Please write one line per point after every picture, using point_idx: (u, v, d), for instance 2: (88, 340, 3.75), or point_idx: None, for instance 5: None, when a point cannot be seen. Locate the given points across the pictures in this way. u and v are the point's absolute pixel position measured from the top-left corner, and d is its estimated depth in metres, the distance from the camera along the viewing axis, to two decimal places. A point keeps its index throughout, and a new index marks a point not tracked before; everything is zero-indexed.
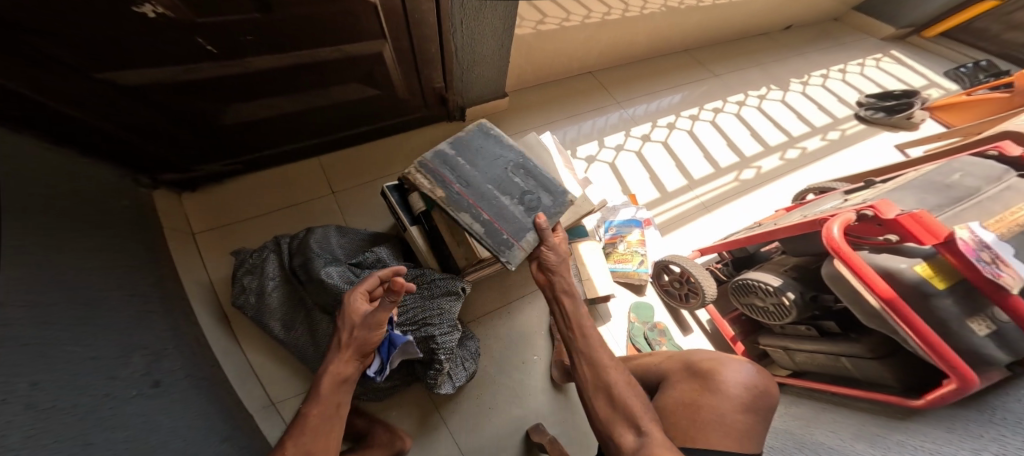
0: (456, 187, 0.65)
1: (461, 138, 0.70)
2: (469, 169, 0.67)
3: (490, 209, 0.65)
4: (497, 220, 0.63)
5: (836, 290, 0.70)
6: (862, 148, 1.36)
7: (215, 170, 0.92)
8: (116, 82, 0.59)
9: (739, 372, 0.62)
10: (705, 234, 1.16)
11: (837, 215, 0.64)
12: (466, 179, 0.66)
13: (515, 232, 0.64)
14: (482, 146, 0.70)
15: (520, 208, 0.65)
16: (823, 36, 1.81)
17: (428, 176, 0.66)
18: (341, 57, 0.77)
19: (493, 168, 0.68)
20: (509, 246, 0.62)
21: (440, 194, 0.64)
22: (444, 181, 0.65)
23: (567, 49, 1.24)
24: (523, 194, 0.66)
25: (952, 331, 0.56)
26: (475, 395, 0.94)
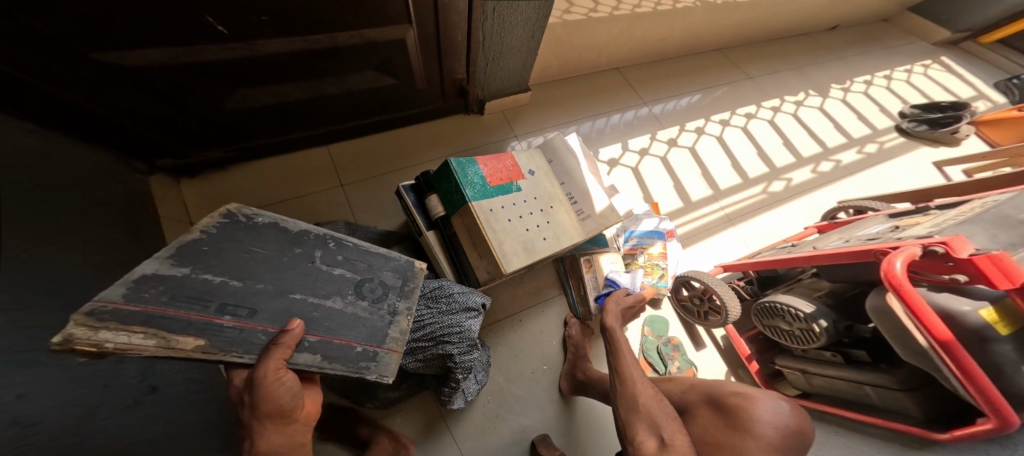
0: (250, 318, 0.40)
1: (202, 236, 0.42)
2: (193, 281, 0.38)
3: (341, 331, 0.48)
4: (343, 329, 0.48)
5: (881, 325, 0.67)
6: (900, 163, 1.30)
7: (216, 156, 0.86)
8: (111, 62, 0.53)
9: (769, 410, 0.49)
10: (728, 249, 1.11)
11: (900, 248, 0.58)
12: (197, 301, 0.37)
13: (372, 335, 0.51)
14: (242, 241, 0.45)
15: (373, 307, 0.53)
16: (869, 38, 1.72)
17: (150, 311, 0.33)
18: (361, 42, 0.71)
19: (272, 265, 0.46)
20: (373, 357, 0.50)
21: (203, 344, 0.35)
22: (182, 322, 0.35)
23: (596, 43, 1.17)
24: (359, 287, 0.53)
25: (1008, 379, 0.52)
26: (481, 405, 0.91)
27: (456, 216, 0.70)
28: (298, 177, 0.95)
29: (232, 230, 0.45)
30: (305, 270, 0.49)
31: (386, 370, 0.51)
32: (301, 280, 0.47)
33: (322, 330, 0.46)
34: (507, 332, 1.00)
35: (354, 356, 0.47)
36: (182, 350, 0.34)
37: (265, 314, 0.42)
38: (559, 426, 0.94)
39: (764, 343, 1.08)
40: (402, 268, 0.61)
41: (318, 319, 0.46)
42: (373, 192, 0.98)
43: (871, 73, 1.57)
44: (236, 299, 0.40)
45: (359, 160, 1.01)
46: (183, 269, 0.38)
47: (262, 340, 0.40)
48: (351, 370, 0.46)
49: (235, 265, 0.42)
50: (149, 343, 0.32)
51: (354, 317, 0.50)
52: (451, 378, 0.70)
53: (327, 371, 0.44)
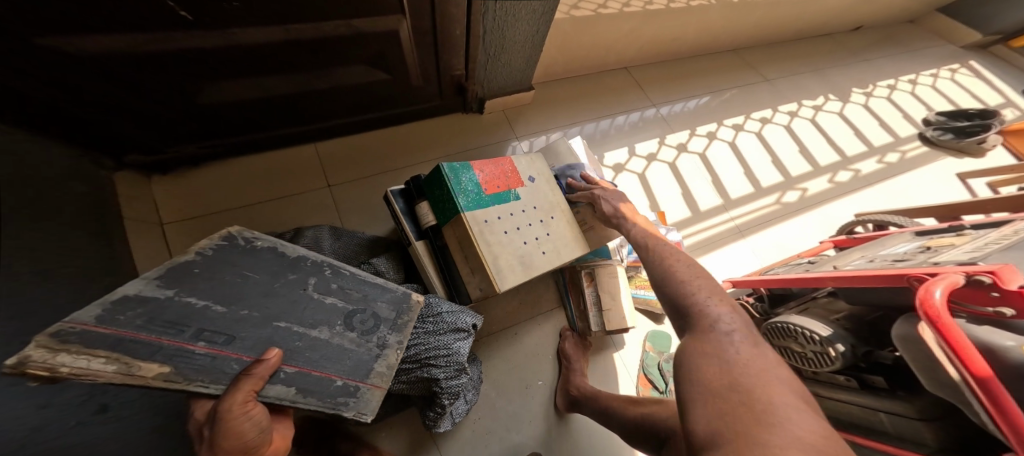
0: (226, 346, 0.37)
1: (196, 258, 0.38)
2: (173, 305, 0.35)
3: (323, 363, 0.44)
4: (327, 361, 0.44)
5: (907, 353, 0.61)
6: (921, 174, 1.23)
7: (190, 152, 0.80)
8: (66, 51, 0.48)
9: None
10: (738, 263, 1.05)
11: (940, 275, 0.52)
12: (173, 326, 0.34)
13: (355, 368, 0.47)
14: (237, 265, 0.41)
15: (360, 339, 0.49)
16: (893, 41, 1.65)
17: (121, 334, 0.31)
18: (350, 33, 0.65)
19: (264, 291, 0.42)
20: (354, 392, 0.46)
21: (167, 371, 0.32)
22: (151, 347, 0.32)
23: (604, 41, 1.11)
24: (350, 319, 0.49)
25: None
26: (470, 423, 0.86)
27: (447, 226, 0.65)
28: (283, 176, 0.89)
29: (227, 251, 0.41)
30: (295, 298, 0.44)
31: (365, 408, 0.47)
32: (290, 307, 0.44)
33: (302, 361, 0.42)
34: (501, 345, 0.95)
35: (332, 391, 0.44)
36: (143, 376, 0.31)
37: (244, 342, 0.38)
38: (553, 444, 0.89)
39: None
40: (402, 300, 0.55)
41: (301, 349, 0.42)
42: (363, 194, 0.93)
43: (895, 77, 1.50)
44: (216, 325, 0.37)
45: (349, 159, 0.95)
46: (162, 292, 0.35)
47: (234, 369, 0.37)
48: (326, 407, 0.43)
49: (224, 290, 0.39)
50: (109, 368, 0.29)
51: (340, 350, 0.46)
52: (437, 402, 0.65)
53: (300, 406, 0.40)
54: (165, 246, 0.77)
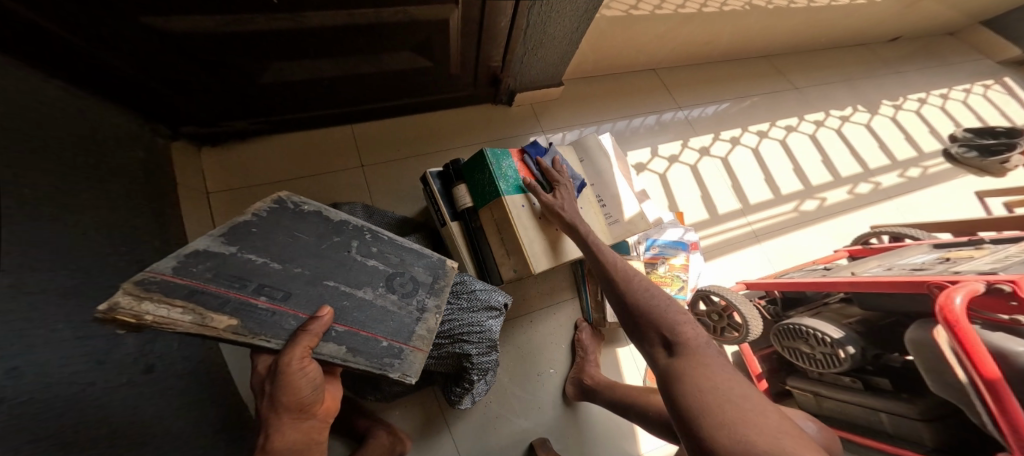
0: (284, 302, 0.40)
1: (251, 219, 0.44)
2: (238, 260, 0.40)
3: (366, 321, 0.45)
4: (370, 323, 0.45)
5: (916, 356, 0.64)
6: (940, 190, 1.25)
7: (241, 127, 0.84)
8: (154, 25, 0.52)
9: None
10: (753, 266, 1.06)
11: (960, 282, 0.54)
12: (238, 281, 0.39)
13: (399, 331, 0.48)
14: (287, 227, 0.46)
15: (397, 300, 0.49)
16: (928, 53, 1.66)
17: (194, 285, 0.36)
18: (404, 20, 0.68)
19: (313, 252, 0.46)
20: (398, 354, 0.46)
21: (235, 324, 0.36)
22: (219, 299, 0.36)
23: (636, 41, 1.12)
24: (390, 280, 0.50)
25: None
26: (482, 404, 0.90)
27: (485, 208, 0.68)
28: (319, 155, 0.92)
29: (281, 215, 0.46)
30: (341, 259, 0.47)
31: (409, 370, 0.46)
32: (337, 268, 0.46)
33: (349, 320, 0.44)
34: (516, 331, 0.99)
35: (379, 351, 0.44)
36: (216, 327, 0.35)
37: (299, 298, 0.41)
38: (559, 430, 0.93)
39: (777, 363, 1.00)
40: (433, 265, 0.57)
41: (347, 308, 0.44)
42: (392, 177, 0.95)
43: (926, 91, 1.50)
44: (274, 282, 0.41)
45: (382, 142, 0.98)
46: (225, 250, 0.40)
47: (290, 325, 0.39)
48: (374, 367, 0.43)
49: (277, 249, 0.43)
50: (186, 318, 0.33)
51: (384, 310, 0.48)
52: (465, 378, 0.68)
53: (351, 365, 0.41)
54: (210, 214, 0.81)
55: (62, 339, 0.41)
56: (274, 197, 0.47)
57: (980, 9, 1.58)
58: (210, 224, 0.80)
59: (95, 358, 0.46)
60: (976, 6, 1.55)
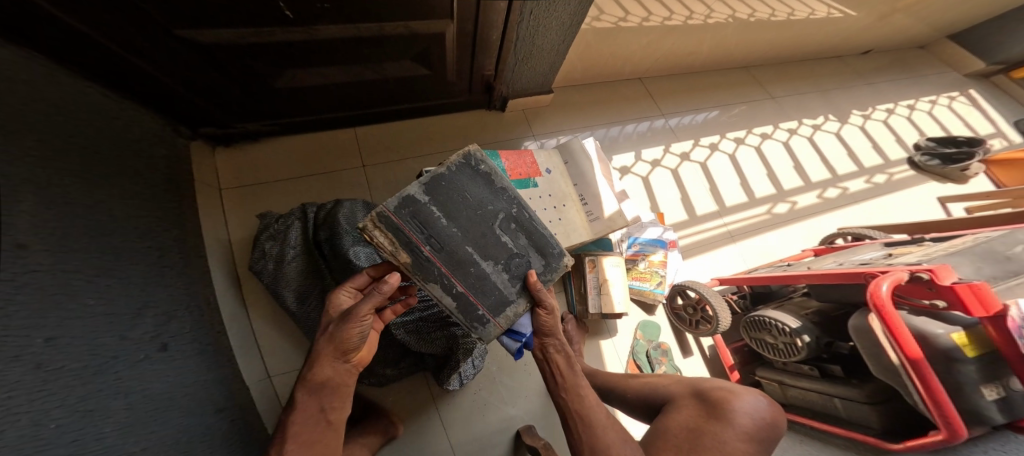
0: (437, 251, 0.52)
1: (444, 171, 0.53)
2: (424, 206, 0.52)
3: (475, 286, 0.55)
4: (478, 292, 0.55)
5: (859, 341, 0.71)
6: (904, 196, 1.33)
7: (253, 129, 0.91)
8: (189, 37, 0.60)
9: (751, 403, 0.57)
10: (728, 264, 1.14)
11: (888, 272, 0.62)
12: (421, 223, 0.52)
13: (496, 304, 0.56)
14: (464, 183, 0.54)
15: (505, 277, 0.56)
16: (898, 66, 1.75)
17: (396, 222, 0.51)
18: (405, 33, 0.75)
19: (474, 209, 0.54)
20: (485, 322, 0.55)
21: (404, 260, 0.51)
22: (406, 238, 0.51)
23: (622, 52, 1.20)
24: (513, 259, 0.56)
25: (964, 392, 0.57)
26: (471, 391, 0.96)
27: None
28: (323, 155, 0.99)
29: (461, 170, 0.55)
30: (487, 226, 0.55)
31: (487, 337, 0.56)
32: (480, 234, 0.54)
33: (468, 283, 0.54)
34: None
35: (473, 314, 0.54)
36: (397, 259, 0.51)
37: (447, 252, 0.53)
38: (543, 417, 0.99)
39: (748, 355, 1.06)
40: (548, 253, 0.58)
41: (472, 271, 0.54)
42: (391, 176, 1.02)
43: (895, 102, 1.59)
44: (438, 234, 0.52)
45: (382, 143, 1.05)
46: (418, 193, 0.52)
47: (435, 272, 0.52)
48: (464, 324, 0.54)
49: (454, 205, 0.53)
50: (384, 245, 0.50)
51: (493, 283, 0.55)
52: (453, 358, 0.74)
53: (452, 315, 0.54)
54: (223, 210, 0.87)
55: (79, 308, 0.47)
56: (462, 152, 0.55)
57: (946, 25, 1.69)
58: (222, 218, 0.86)
59: (119, 332, 0.52)
60: (940, 23, 1.65)
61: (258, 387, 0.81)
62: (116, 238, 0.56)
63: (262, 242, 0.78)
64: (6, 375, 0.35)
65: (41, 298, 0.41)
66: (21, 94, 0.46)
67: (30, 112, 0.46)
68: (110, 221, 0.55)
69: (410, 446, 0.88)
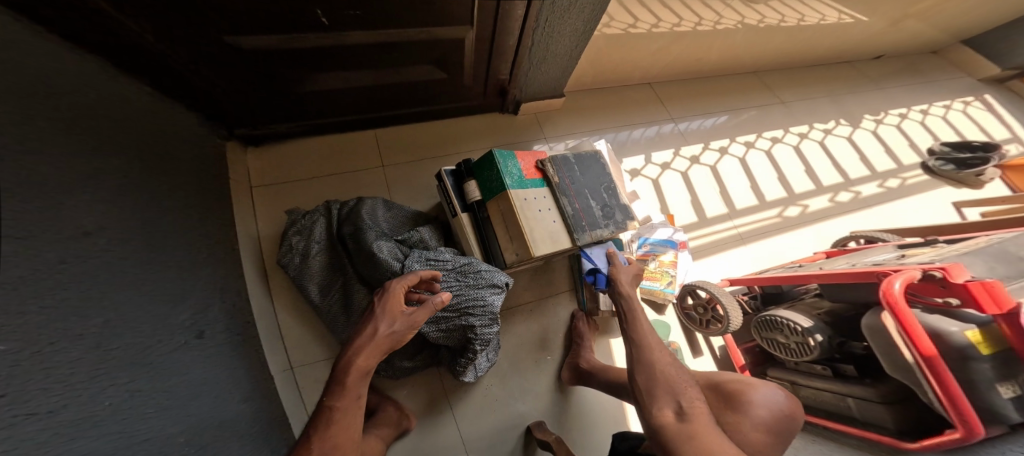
0: (569, 180, 0.80)
1: (588, 149, 0.90)
2: (572, 158, 0.84)
3: (584, 210, 0.78)
4: (587, 215, 0.78)
5: (873, 340, 0.71)
6: (918, 200, 1.32)
7: (283, 130, 0.96)
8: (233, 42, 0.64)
9: (768, 395, 0.58)
10: (738, 266, 1.14)
11: (900, 271, 0.63)
12: (568, 166, 0.83)
13: (593, 226, 0.77)
14: (597, 158, 0.88)
15: (602, 215, 0.79)
16: (911, 71, 1.75)
17: (555, 159, 0.82)
18: (427, 39, 0.79)
19: (598, 170, 0.86)
20: (583, 228, 0.76)
21: (552, 173, 0.80)
22: (559, 167, 0.81)
23: (633, 58, 1.23)
24: (610, 207, 0.81)
25: (979, 390, 0.58)
26: (484, 387, 0.98)
27: (492, 201, 0.76)
28: (344, 155, 1.03)
29: (596, 152, 0.89)
30: (603, 183, 0.84)
31: (580, 239, 0.75)
32: (596, 186, 0.83)
33: (583, 206, 0.78)
34: (518, 319, 1.05)
35: (579, 224, 0.76)
36: (549, 176, 0.79)
37: (575, 185, 0.80)
38: (554, 415, 1.00)
39: (760, 356, 1.06)
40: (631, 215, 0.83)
41: (586, 201, 0.79)
42: (409, 175, 1.06)
43: (907, 107, 1.59)
44: (574, 174, 0.82)
45: (400, 144, 1.09)
46: (570, 151, 0.86)
47: (564, 186, 0.79)
48: (572, 224, 0.76)
49: (588, 162, 0.85)
50: (546, 168, 0.81)
51: (594, 215, 0.79)
52: (469, 349, 0.76)
53: (565, 215, 0.76)
54: (252, 206, 0.92)
55: (129, 292, 0.51)
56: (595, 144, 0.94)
57: (958, 30, 1.68)
58: (252, 214, 0.91)
59: (163, 317, 0.56)
60: (953, 27, 1.65)
61: (280, 377, 0.83)
62: (159, 231, 0.60)
63: (290, 236, 0.82)
64: (68, 353, 0.38)
65: (98, 283, 0.45)
66: (85, 96, 0.50)
67: (88, 112, 0.50)
68: (155, 213, 0.59)
69: (425, 438, 0.90)
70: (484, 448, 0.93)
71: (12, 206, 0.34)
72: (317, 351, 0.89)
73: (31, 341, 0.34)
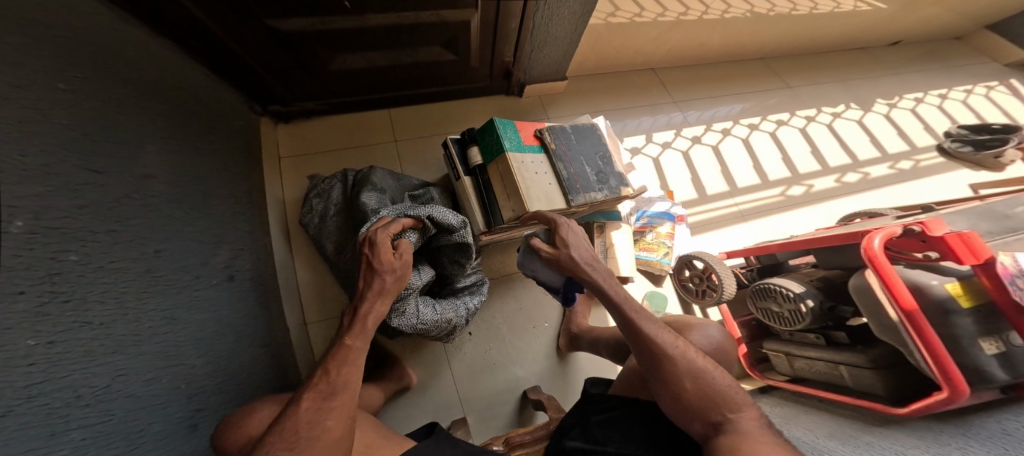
0: (564, 147, 0.85)
1: (584, 123, 0.95)
2: (568, 128, 0.90)
3: (578, 175, 0.83)
4: (581, 178, 0.83)
5: (860, 302, 0.71)
6: (932, 182, 1.29)
7: (307, 107, 1.06)
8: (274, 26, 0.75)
9: (705, 332, 0.71)
10: (738, 241, 1.16)
11: (881, 228, 0.65)
12: (565, 135, 0.88)
13: (586, 189, 0.82)
14: (592, 129, 0.93)
15: (596, 180, 0.84)
16: (932, 56, 1.70)
17: (552, 129, 0.87)
18: (436, 21, 0.86)
19: (593, 141, 0.91)
20: (577, 190, 0.81)
21: (549, 142, 0.85)
22: (556, 136, 0.86)
23: (635, 43, 1.27)
24: (603, 173, 0.86)
25: (962, 347, 0.58)
26: (484, 350, 1.03)
27: (492, 164, 0.83)
28: (360, 132, 1.12)
29: (591, 124, 0.94)
30: (597, 151, 0.88)
31: (574, 200, 0.80)
32: (591, 153, 0.87)
33: (577, 171, 0.83)
34: (517, 285, 1.11)
35: (573, 187, 0.81)
36: (546, 144, 0.85)
37: (570, 153, 0.85)
38: (549, 379, 1.05)
39: (757, 329, 1.07)
40: (623, 181, 0.87)
41: (580, 167, 0.84)
42: (418, 149, 1.14)
43: (925, 90, 1.55)
44: (570, 142, 0.87)
45: (411, 122, 1.17)
46: (566, 123, 0.91)
47: (559, 153, 0.84)
48: (566, 187, 0.81)
49: (583, 133, 0.90)
50: (543, 137, 0.86)
51: (588, 179, 0.83)
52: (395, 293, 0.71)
53: (561, 179, 0.82)
54: (279, 174, 1.02)
55: (174, 230, 0.59)
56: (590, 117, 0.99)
57: (985, 11, 1.62)
58: (279, 181, 1.01)
59: (203, 256, 0.65)
60: (977, 10, 1.59)
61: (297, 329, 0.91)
62: (199, 185, 0.69)
63: (309, 199, 0.93)
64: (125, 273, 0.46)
65: (149, 218, 0.54)
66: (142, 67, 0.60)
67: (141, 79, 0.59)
68: (195, 172, 0.68)
69: (427, 394, 0.96)
70: (481, 409, 0.98)
71: (40, 131, 0.39)
72: (329, 309, 0.97)
73: (93, 258, 0.42)
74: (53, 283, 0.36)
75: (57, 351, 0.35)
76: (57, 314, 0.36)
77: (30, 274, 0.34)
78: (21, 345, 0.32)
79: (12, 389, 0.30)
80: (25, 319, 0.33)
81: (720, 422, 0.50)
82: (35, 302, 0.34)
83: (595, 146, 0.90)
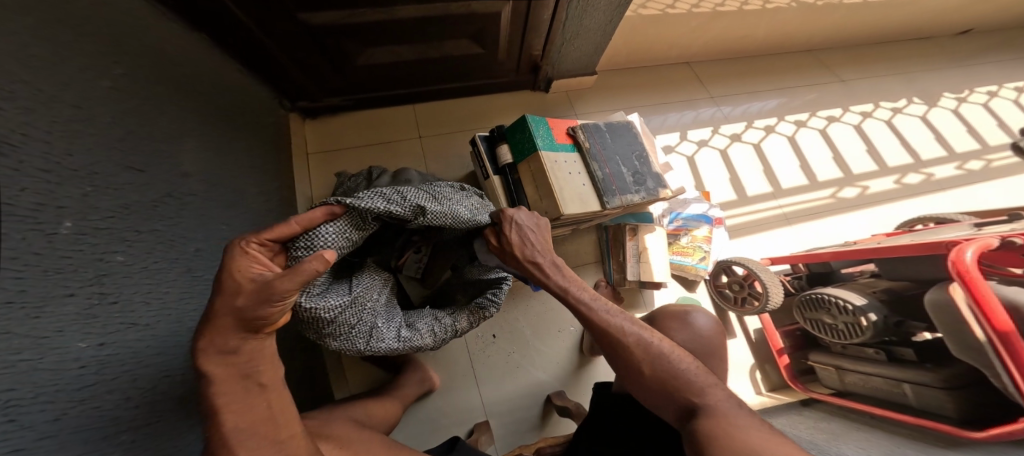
0: (598, 146, 0.81)
1: (618, 120, 0.90)
2: (601, 127, 0.85)
3: (613, 175, 0.78)
4: (617, 179, 0.78)
5: (936, 318, 0.64)
6: (1007, 185, 1.17)
7: (334, 103, 1.06)
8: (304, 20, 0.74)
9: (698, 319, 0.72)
10: (782, 245, 1.08)
11: (975, 239, 0.58)
12: (598, 134, 0.83)
13: (622, 191, 0.77)
14: (626, 126, 0.87)
15: (633, 181, 0.79)
16: (1008, 46, 1.54)
17: (584, 127, 0.83)
18: (466, 12, 0.83)
19: (628, 139, 0.85)
20: (612, 192, 0.76)
21: (582, 141, 0.81)
22: (588, 134, 0.82)
23: (671, 36, 1.21)
24: (640, 173, 0.80)
25: None
26: (507, 352, 1.00)
27: (524, 162, 0.79)
28: (386, 128, 1.11)
29: (625, 121, 0.89)
30: (632, 150, 0.83)
31: (610, 202, 0.76)
32: (626, 152, 0.82)
33: (612, 171, 0.79)
34: None
35: (608, 188, 0.77)
36: (579, 143, 0.81)
37: (604, 152, 0.81)
38: (574, 384, 1.01)
39: (801, 340, 1.00)
40: (661, 182, 0.81)
41: (615, 167, 0.79)
42: (443, 146, 1.12)
43: (998, 84, 1.40)
44: (603, 141, 0.82)
45: (436, 118, 1.15)
46: (599, 121, 0.86)
47: (592, 153, 0.80)
48: (601, 188, 0.76)
49: (617, 131, 0.85)
50: (575, 136, 0.82)
51: (623, 180, 0.79)
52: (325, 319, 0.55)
53: (595, 181, 0.77)
54: (307, 170, 1.02)
55: (212, 228, 0.58)
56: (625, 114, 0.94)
57: None
58: (307, 178, 1.01)
59: None
60: None
61: None
62: (234, 181, 0.69)
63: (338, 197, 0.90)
64: (168, 273, 0.45)
65: (189, 216, 0.53)
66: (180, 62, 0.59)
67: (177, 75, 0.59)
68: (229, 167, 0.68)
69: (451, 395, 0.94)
70: (503, 412, 0.95)
71: (90, 126, 0.38)
72: None
73: (137, 259, 0.40)
74: (102, 285, 0.34)
75: (107, 353, 0.34)
76: (105, 317, 0.34)
77: (79, 275, 0.32)
78: (73, 347, 0.30)
79: (65, 391, 0.29)
80: (75, 321, 0.31)
81: (690, 407, 0.45)
82: (85, 303, 0.32)
83: (630, 145, 0.85)
